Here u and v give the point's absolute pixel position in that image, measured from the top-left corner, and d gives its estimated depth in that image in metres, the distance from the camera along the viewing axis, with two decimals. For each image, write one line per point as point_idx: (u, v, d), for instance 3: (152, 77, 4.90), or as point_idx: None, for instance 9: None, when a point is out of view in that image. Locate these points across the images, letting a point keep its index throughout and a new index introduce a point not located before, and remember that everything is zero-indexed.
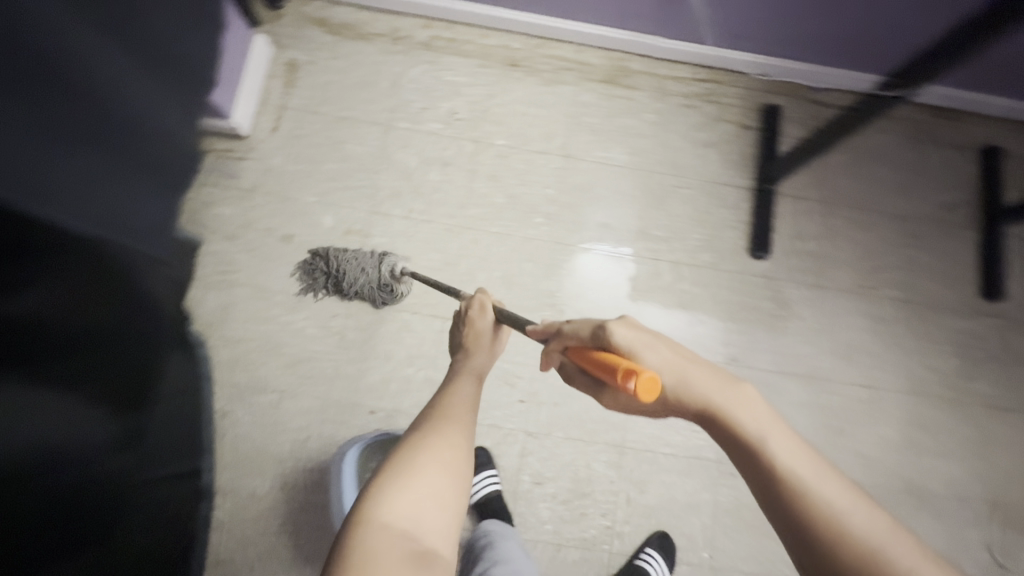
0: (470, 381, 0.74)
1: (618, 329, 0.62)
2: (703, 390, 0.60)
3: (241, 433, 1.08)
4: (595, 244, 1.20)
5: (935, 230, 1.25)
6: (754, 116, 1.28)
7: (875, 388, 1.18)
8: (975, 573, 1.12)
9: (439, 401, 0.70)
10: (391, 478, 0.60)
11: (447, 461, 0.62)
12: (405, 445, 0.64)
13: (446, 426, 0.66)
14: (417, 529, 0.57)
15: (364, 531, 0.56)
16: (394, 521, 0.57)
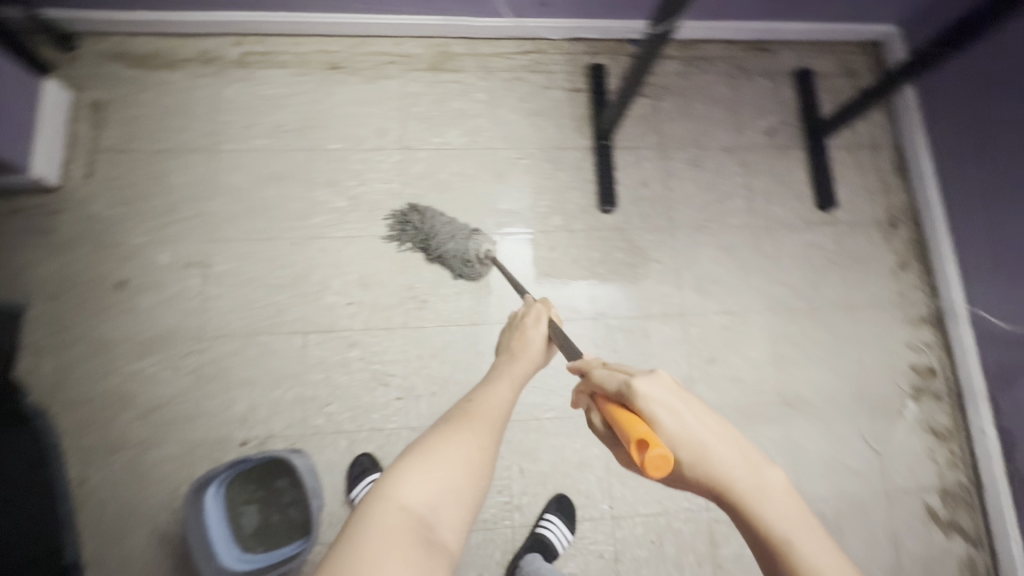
0: (503, 389, 0.80)
1: (645, 389, 0.61)
2: (724, 470, 0.59)
3: (104, 497, 1.02)
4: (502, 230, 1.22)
5: (761, 154, 1.34)
6: (580, 79, 1.33)
7: (737, 312, 1.24)
8: (855, 463, 1.19)
9: (474, 401, 0.77)
10: (413, 463, 0.66)
11: (464, 454, 0.68)
12: (438, 435, 0.70)
13: (474, 424, 0.72)
14: (430, 514, 0.62)
15: (381, 506, 0.61)
16: (409, 505, 0.62)
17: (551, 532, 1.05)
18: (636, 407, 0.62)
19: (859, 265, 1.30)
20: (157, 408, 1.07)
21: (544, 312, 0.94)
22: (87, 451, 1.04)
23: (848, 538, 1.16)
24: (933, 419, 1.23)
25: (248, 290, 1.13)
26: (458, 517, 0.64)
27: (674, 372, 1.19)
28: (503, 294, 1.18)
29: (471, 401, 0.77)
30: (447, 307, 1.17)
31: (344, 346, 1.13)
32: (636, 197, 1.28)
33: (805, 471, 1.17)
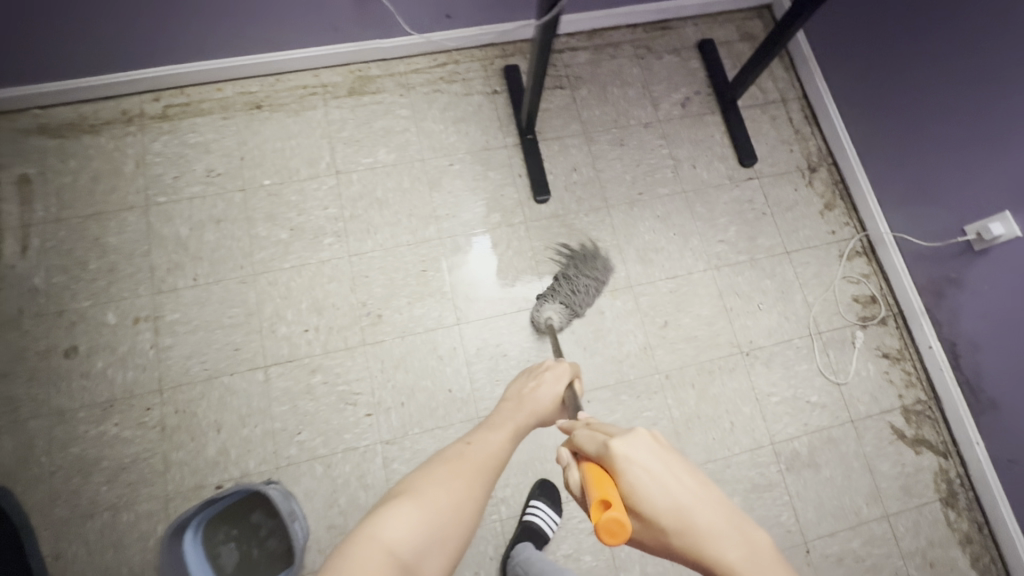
0: (506, 433, 0.69)
1: (625, 453, 0.48)
2: (709, 545, 0.42)
3: (82, 567, 1.00)
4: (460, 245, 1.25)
5: (679, 125, 1.41)
6: (496, 82, 1.39)
7: (681, 276, 1.29)
8: (818, 398, 1.23)
9: (479, 442, 0.65)
10: (406, 498, 0.52)
11: (460, 498, 0.54)
12: (433, 470, 0.57)
13: (473, 466, 0.59)
14: (414, 559, 0.48)
15: (358, 542, 0.47)
16: (392, 544, 0.47)
17: (540, 517, 1.06)
18: (610, 470, 0.49)
19: (787, 213, 1.37)
20: (125, 467, 1.05)
21: (561, 370, 0.85)
22: (59, 524, 1.02)
23: (824, 470, 1.19)
24: (883, 343, 1.29)
25: (202, 335, 1.14)
26: (442, 569, 0.49)
27: (632, 342, 1.22)
28: (454, 296, 1.21)
29: (474, 441, 0.65)
30: (402, 318, 1.19)
31: (307, 374, 1.13)
32: (569, 183, 1.33)
33: (773, 414, 1.21)
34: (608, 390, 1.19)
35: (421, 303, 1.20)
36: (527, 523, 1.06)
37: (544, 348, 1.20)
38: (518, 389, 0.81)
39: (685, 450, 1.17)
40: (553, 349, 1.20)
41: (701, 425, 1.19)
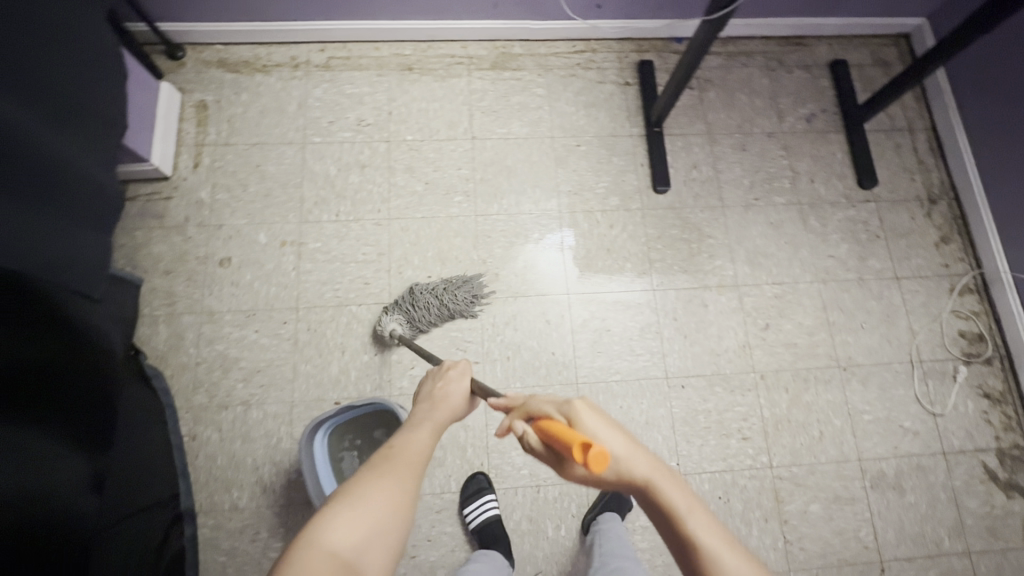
0: (429, 430, 0.70)
1: (584, 409, 0.62)
2: (644, 472, 0.58)
3: (214, 451, 1.12)
4: (541, 239, 1.29)
5: (801, 138, 1.43)
6: (629, 74, 1.45)
7: (787, 284, 1.31)
8: (910, 424, 1.23)
9: (400, 441, 0.66)
10: (342, 505, 0.55)
11: (398, 495, 0.57)
12: (362, 471, 0.60)
13: (401, 464, 0.61)
14: (358, 560, 0.52)
15: (300, 557, 0.50)
16: (337, 552, 0.51)
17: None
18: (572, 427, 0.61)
19: (901, 240, 1.37)
20: (259, 371, 1.17)
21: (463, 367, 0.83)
22: (197, 409, 1.14)
23: (909, 496, 1.19)
24: (984, 384, 1.27)
25: (337, 266, 1.25)
26: (389, 559, 0.54)
27: (731, 338, 1.26)
28: (562, 271, 1.27)
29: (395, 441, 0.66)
30: (516, 281, 1.26)
31: None
32: (687, 179, 1.37)
33: (862, 433, 1.22)
34: (702, 379, 1.23)
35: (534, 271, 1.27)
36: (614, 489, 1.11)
37: (646, 330, 1.25)
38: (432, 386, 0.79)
39: (771, 450, 1.20)
40: (654, 332, 1.25)
41: (790, 429, 1.21)
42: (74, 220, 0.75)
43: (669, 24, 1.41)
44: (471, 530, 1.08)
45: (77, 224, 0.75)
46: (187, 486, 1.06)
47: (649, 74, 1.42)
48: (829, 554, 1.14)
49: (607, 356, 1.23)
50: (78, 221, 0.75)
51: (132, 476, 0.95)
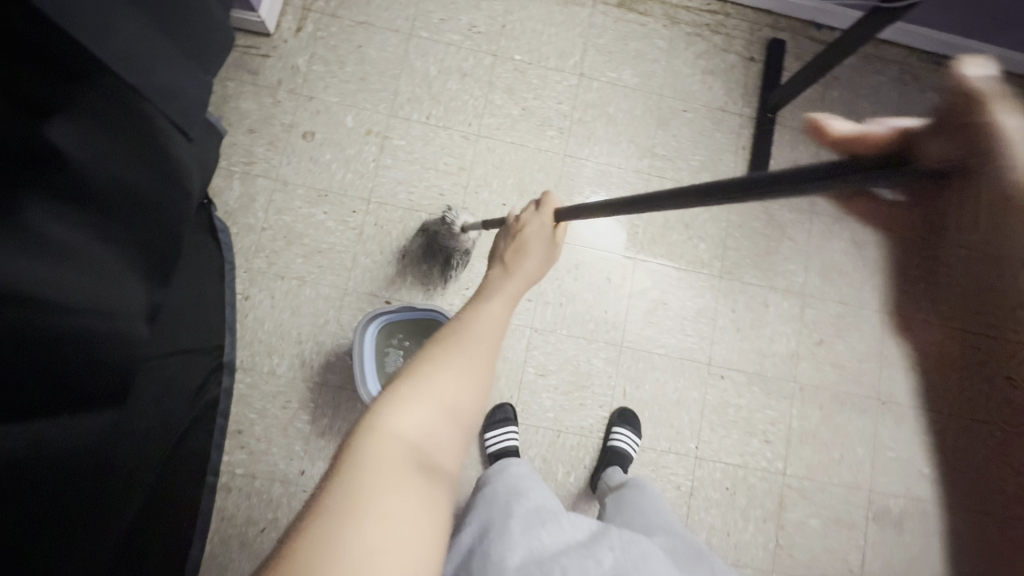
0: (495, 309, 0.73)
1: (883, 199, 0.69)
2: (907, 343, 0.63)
3: (263, 315, 1.14)
4: (591, 196, 1.25)
5: None
6: (757, 49, 1.35)
7: (854, 306, 1.28)
8: (931, 472, 1.24)
9: (466, 323, 0.69)
10: (410, 390, 0.57)
11: (466, 385, 0.60)
12: (427, 355, 0.62)
13: (464, 348, 0.64)
14: (427, 445, 0.54)
15: (368, 440, 0.52)
16: (405, 436, 0.53)
17: (625, 443, 1.12)
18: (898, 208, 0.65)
19: None
20: (320, 252, 1.17)
21: (541, 220, 0.89)
22: (254, 272, 1.15)
23: (907, 536, 1.21)
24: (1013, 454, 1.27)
25: (417, 169, 1.22)
26: (455, 444, 0.58)
27: (782, 344, 1.24)
28: (608, 232, 1.24)
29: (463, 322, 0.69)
30: (588, 231, 1.24)
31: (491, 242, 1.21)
32: None
33: (881, 467, 1.23)
34: (743, 375, 1.22)
35: (608, 226, 1.24)
36: (613, 448, 1.11)
37: (702, 314, 1.23)
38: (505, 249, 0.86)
39: (789, 459, 1.21)
40: (709, 317, 1.23)
41: (813, 445, 1.22)
42: (162, 38, 0.48)
43: (817, 6, 1.31)
44: (488, 454, 1.11)
45: (163, 44, 0.48)
46: (234, 341, 1.08)
47: (779, 54, 1.33)
48: (814, 566, 1.18)
49: (657, 328, 1.22)
50: (165, 43, 0.48)
51: (192, 314, 0.94)
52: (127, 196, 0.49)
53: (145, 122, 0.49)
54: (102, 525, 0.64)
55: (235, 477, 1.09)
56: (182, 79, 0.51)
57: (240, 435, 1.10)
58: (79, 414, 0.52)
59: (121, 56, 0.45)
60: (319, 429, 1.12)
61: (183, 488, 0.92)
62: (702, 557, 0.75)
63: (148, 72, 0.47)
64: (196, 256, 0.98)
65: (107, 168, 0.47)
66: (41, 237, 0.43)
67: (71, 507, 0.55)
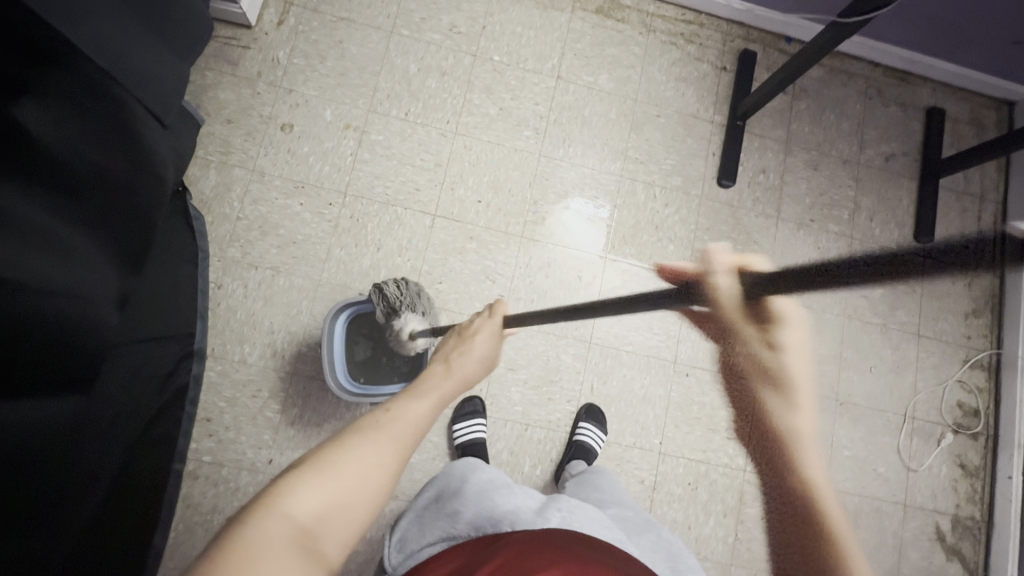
0: (428, 400, 0.68)
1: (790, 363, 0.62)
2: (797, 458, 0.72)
3: (235, 304, 1.15)
4: (571, 201, 1.28)
5: (874, 175, 1.42)
6: (729, 60, 1.40)
7: (816, 310, 1.32)
8: (885, 471, 1.28)
9: (396, 408, 0.64)
10: (317, 470, 0.52)
11: (377, 468, 0.55)
12: (346, 436, 0.58)
13: (388, 435, 0.59)
14: (319, 529, 0.48)
15: (261, 519, 0.46)
16: (297, 518, 0.48)
17: (589, 437, 1.14)
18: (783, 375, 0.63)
19: (935, 300, 1.38)
20: (294, 243, 1.18)
21: (490, 327, 0.87)
22: (228, 261, 1.16)
23: (861, 532, 1.25)
24: (963, 455, 1.32)
25: (394, 164, 1.24)
26: (353, 533, 0.51)
27: None
28: (585, 237, 1.27)
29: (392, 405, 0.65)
30: (560, 231, 1.27)
31: (465, 238, 1.23)
32: (753, 181, 1.36)
33: (837, 465, 1.27)
34: (707, 374, 1.26)
35: (579, 229, 1.27)
36: (579, 442, 1.14)
37: (669, 313, 1.27)
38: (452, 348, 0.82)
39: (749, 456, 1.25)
40: (676, 317, 1.27)
41: None
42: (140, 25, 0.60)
43: (786, 20, 1.36)
44: (455, 446, 1.13)
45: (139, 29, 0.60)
46: (205, 329, 1.09)
47: (750, 64, 1.38)
48: None
49: (625, 326, 1.25)
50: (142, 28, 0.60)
51: (165, 302, 0.95)
52: (106, 190, 0.57)
53: (114, 126, 0.57)
54: (72, 509, 0.64)
55: (202, 465, 1.09)
56: (162, 67, 0.63)
57: (209, 423, 1.11)
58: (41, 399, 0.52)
59: (104, 42, 0.56)
60: (288, 418, 1.13)
61: (147, 474, 0.92)
62: (649, 526, 0.80)
63: (131, 61, 0.59)
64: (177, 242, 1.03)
65: (87, 162, 0.54)
66: (29, 218, 0.49)
67: (41, 498, 0.55)
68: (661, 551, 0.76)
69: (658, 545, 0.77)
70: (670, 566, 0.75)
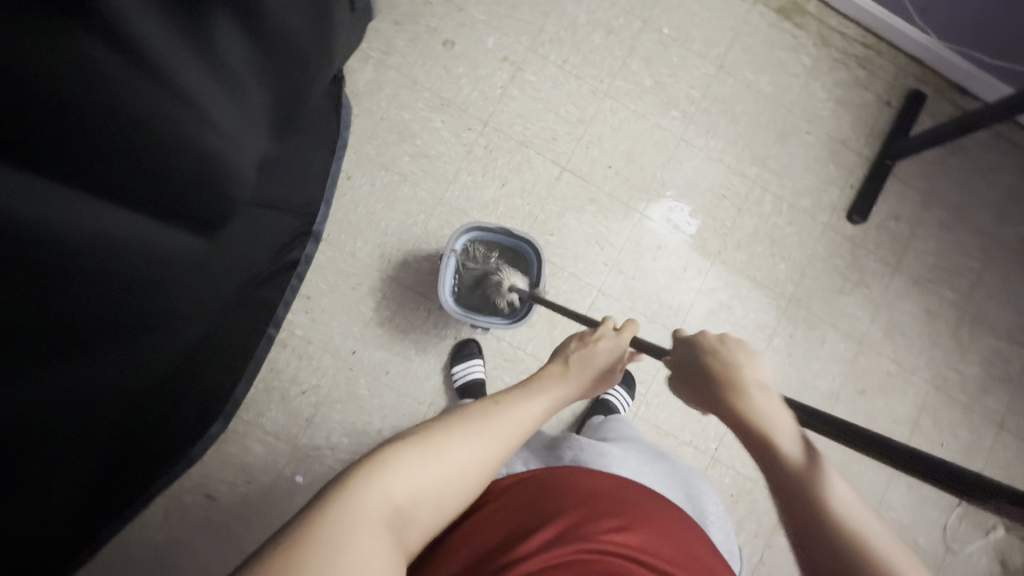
0: (542, 403, 0.66)
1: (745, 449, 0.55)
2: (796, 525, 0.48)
3: (359, 199, 1.18)
4: (670, 197, 1.26)
5: (1006, 255, 1.35)
6: (897, 96, 1.34)
7: (905, 368, 1.30)
8: (925, 545, 1.26)
9: (509, 404, 0.63)
10: (426, 459, 0.53)
11: (472, 469, 0.56)
12: (455, 425, 0.57)
13: (489, 431, 0.58)
14: (407, 514, 0.50)
15: (362, 490, 0.47)
16: (396, 500, 0.49)
17: (615, 398, 1.16)
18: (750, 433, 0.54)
19: None
20: (427, 156, 1.21)
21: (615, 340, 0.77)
22: (362, 156, 1.19)
23: None
24: (1008, 555, 1.28)
25: (539, 108, 1.24)
26: (427, 522, 0.53)
27: (826, 382, 1.27)
28: (672, 234, 1.25)
29: (501, 397, 0.64)
30: (660, 221, 1.25)
31: (586, 199, 1.24)
32: (882, 224, 1.32)
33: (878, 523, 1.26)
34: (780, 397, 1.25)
35: (681, 236, 1.26)
36: (604, 400, 1.16)
37: (761, 328, 1.26)
38: (576, 349, 0.75)
39: None
40: (765, 335, 1.26)
41: None
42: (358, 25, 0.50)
43: (969, 70, 1.30)
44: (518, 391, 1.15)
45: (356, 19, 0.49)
46: (328, 213, 1.12)
47: (917, 106, 1.32)
48: None
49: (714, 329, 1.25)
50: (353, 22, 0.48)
51: (293, 175, 0.90)
52: (288, 53, 0.38)
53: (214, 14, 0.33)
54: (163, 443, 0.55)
55: (293, 336, 1.15)
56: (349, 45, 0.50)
57: (307, 301, 1.16)
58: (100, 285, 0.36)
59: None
60: (378, 317, 1.18)
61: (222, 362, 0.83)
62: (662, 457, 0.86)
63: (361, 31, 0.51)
64: (317, 157, 1.00)
65: (290, 21, 0.37)
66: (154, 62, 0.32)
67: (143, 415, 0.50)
68: (676, 478, 0.82)
69: (671, 473, 0.83)
70: (683, 490, 0.81)
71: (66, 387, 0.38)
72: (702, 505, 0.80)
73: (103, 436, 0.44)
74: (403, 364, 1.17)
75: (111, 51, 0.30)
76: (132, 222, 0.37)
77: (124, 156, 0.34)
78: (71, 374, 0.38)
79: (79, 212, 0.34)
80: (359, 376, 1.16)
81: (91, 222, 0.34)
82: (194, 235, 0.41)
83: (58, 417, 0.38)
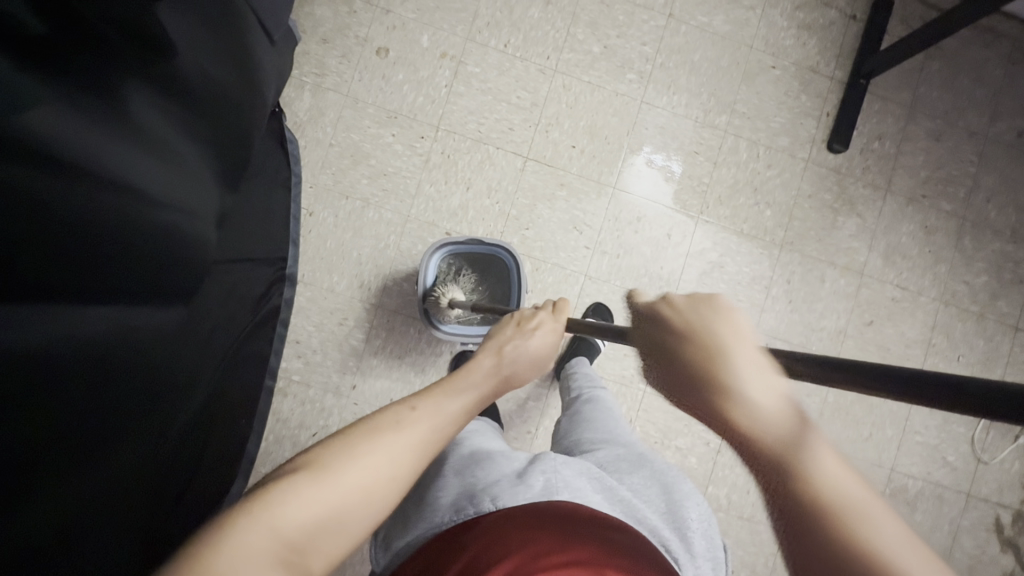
0: (465, 400, 0.65)
1: None
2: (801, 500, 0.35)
3: (325, 233, 1.15)
4: (631, 159, 1.21)
5: (1000, 152, 1.29)
6: (862, 7, 1.26)
7: (911, 292, 1.26)
8: (955, 461, 1.25)
9: (427, 407, 0.60)
10: (325, 480, 0.48)
11: (386, 481, 0.51)
12: (355, 434, 0.54)
13: (405, 437, 0.55)
14: (308, 541, 0.44)
15: (251, 519, 0.42)
16: (290, 527, 0.43)
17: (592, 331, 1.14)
18: None
19: None
20: (385, 174, 1.17)
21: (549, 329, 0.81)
22: (320, 188, 1.15)
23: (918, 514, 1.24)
24: None
25: (490, 100, 1.19)
26: (340, 546, 0.47)
27: (832, 321, 1.24)
28: (644, 198, 1.21)
29: (419, 400, 0.61)
30: (630, 189, 1.21)
31: (555, 184, 1.19)
32: (866, 147, 1.26)
33: (906, 449, 1.25)
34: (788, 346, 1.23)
35: (651, 197, 1.21)
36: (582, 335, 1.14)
37: (758, 281, 1.23)
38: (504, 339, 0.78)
39: None
40: (762, 286, 1.23)
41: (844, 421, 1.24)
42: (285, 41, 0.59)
43: None
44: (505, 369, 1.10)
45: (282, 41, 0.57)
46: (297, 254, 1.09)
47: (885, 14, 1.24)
48: None
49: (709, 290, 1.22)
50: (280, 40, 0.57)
51: (259, 224, 0.82)
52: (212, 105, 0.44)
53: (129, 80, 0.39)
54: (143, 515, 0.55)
55: (291, 383, 1.14)
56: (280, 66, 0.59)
57: (297, 345, 1.15)
58: (95, 365, 0.40)
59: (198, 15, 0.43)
60: (371, 347, 1.16)
61: (219, 435, 0.75)
62: (643, 458, 0.76)
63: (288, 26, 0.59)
64: (275, 193, 0.92)
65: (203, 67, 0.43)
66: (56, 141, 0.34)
67: (158, 473, 0.54)
68: (653, 485, 0.72)
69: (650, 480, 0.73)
70: (663, 498, 0.70)
71: (77, 501, 0.42)
72: (686, 512, 0.68)
73: (95, 540, 0.46)
74: (405, 388, 1.17)
75: (41, 170, 0.34)
76: (109, 310, 0.40)
77: (67, 245, 0.36)
78: (57, 484, 0.40)
79: (52, 325, 0.37)
80: (365, 408, 1.16)
81: (70, 326, 0.37)
82: (174, 308, 0.46)
83: (69, 505, 0.41)
